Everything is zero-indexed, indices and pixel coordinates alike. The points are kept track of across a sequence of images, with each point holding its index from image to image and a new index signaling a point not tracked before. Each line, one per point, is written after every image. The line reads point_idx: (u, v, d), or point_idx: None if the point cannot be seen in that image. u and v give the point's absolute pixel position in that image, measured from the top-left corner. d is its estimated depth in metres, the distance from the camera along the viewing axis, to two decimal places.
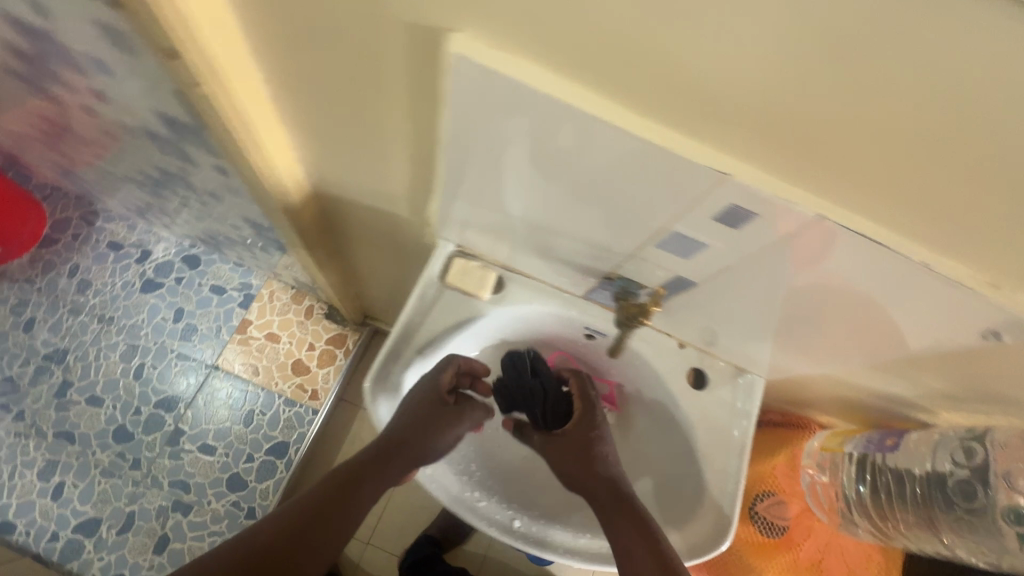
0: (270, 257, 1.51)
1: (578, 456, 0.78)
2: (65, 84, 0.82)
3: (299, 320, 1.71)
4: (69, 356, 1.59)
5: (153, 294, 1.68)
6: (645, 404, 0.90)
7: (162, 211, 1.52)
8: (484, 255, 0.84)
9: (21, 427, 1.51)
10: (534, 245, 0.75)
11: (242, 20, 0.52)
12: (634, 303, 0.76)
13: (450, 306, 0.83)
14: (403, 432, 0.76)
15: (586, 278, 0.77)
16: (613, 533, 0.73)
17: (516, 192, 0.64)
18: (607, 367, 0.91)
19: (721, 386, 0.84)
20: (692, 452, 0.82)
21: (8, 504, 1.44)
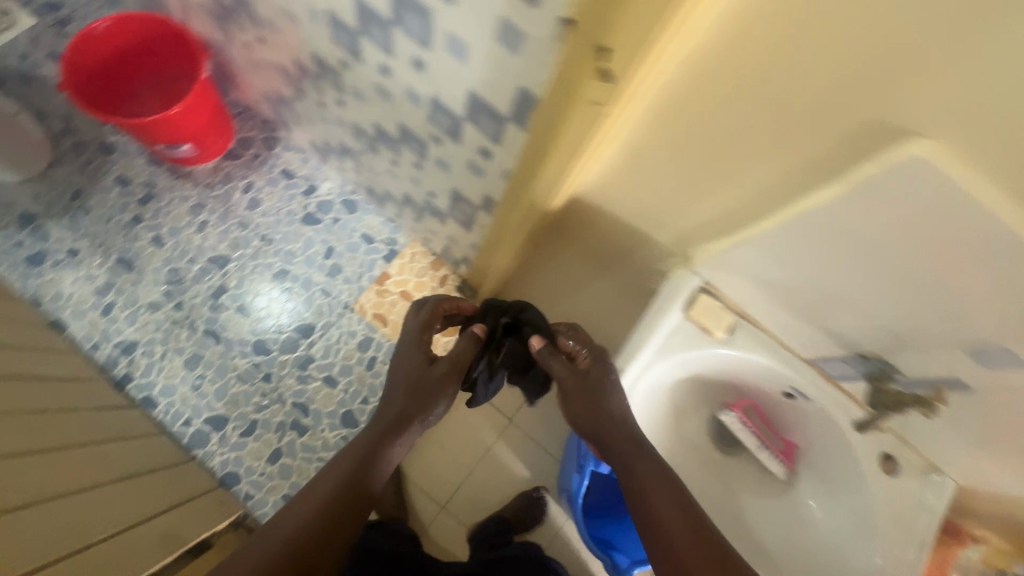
0: (436, 225, 1.59)
1: (585, 390, 0.96)
2: (391, 48, 0.90)
3: (433, 286, 1.78)
4: (230, 264, 1.72)
5: (310, 227, 1.78)
6: (825, 460, 1.20)
7: (348, 157, 1.61)
8: (721, 298, 1.17)
9: (178, 317, 1.65)
10: (811, 317, 1.05)
11: (685, 66, 0.64)
12: (888, 386, 1.00)
13: (689, 331, 1.16)
14: (409, 404, 0.92)
15: (848, 353, 1.04)
16: (636, 471, 0.88)
17: (845, 265, 0.89)
18: (793, 427, 1.25)
19: (911, 476, 1.09)
20: (872, 505, 1.10)
21: (155, 382, 1.59)
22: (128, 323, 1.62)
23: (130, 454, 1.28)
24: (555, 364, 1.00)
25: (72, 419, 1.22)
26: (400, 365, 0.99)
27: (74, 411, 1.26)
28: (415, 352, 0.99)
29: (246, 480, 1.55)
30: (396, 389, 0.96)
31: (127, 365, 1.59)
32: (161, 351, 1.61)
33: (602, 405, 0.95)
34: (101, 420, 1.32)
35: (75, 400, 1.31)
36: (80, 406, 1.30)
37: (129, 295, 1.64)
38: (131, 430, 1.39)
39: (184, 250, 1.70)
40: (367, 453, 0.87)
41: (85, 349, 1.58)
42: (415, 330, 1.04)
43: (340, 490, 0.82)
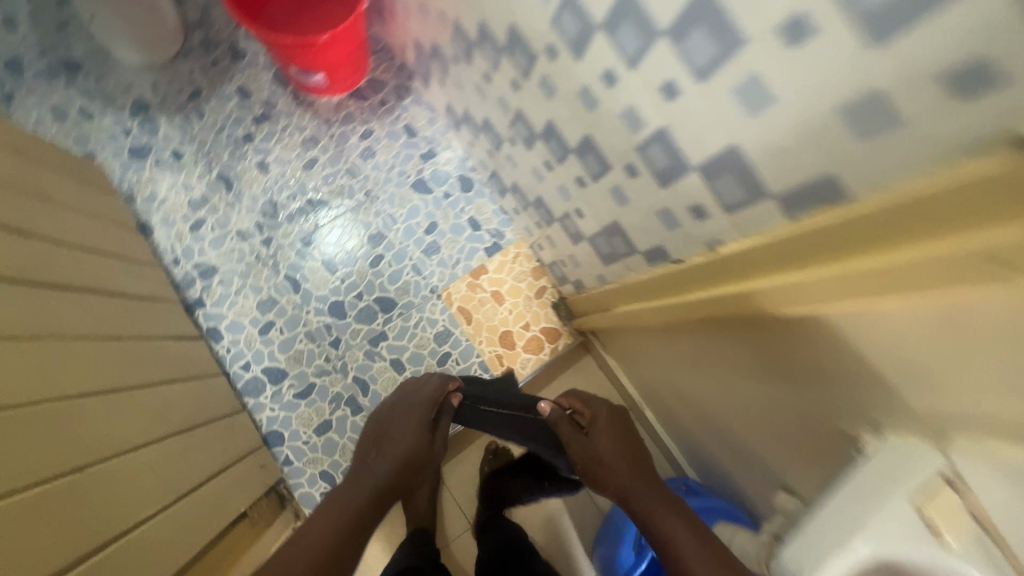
0: (557, 238, 1.41)
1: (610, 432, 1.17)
2: (637, 58, 0.69)
3: (528, 295, 1.63)
4: (328, 213, 1.59)
5: (419, 195, 1.63)
6: None
7: (483, 136, 1.42)
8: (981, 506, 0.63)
9: (264, 253, 1.54)
10: None
11: None
12: None
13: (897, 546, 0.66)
14: (401, 448, 1.21)
15: None
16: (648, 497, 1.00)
17: None
18: None
19: None
20: None
21: (224, 315, 1.49)
22: (213, 245, 1.52)
23: (182, 402, 1.17)
24: (562, 425, 1.20)
25: (134, 354, 1.10)
26: (394, 422, 1.27)
27: (137, 342, 1.14)
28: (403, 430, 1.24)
29: (288, 444, 1.46)
30: (383, 441, 1.23)
31: (202, 290, 1.50)
32: (238, 285, 1.51)
33: (610, 442, 1.13)
34: (163, 354, 1.21)
35: (141, 328, 1.19)
36: (145, 336, 1.19)
37: (221, 216, 1.53)
38: (190, 368, 1.28)
39: (286, 184, 1.58)
40: (370, 488, 1.10)
41: (166, 260, 1.50)
42: (395, 413, 1.30)
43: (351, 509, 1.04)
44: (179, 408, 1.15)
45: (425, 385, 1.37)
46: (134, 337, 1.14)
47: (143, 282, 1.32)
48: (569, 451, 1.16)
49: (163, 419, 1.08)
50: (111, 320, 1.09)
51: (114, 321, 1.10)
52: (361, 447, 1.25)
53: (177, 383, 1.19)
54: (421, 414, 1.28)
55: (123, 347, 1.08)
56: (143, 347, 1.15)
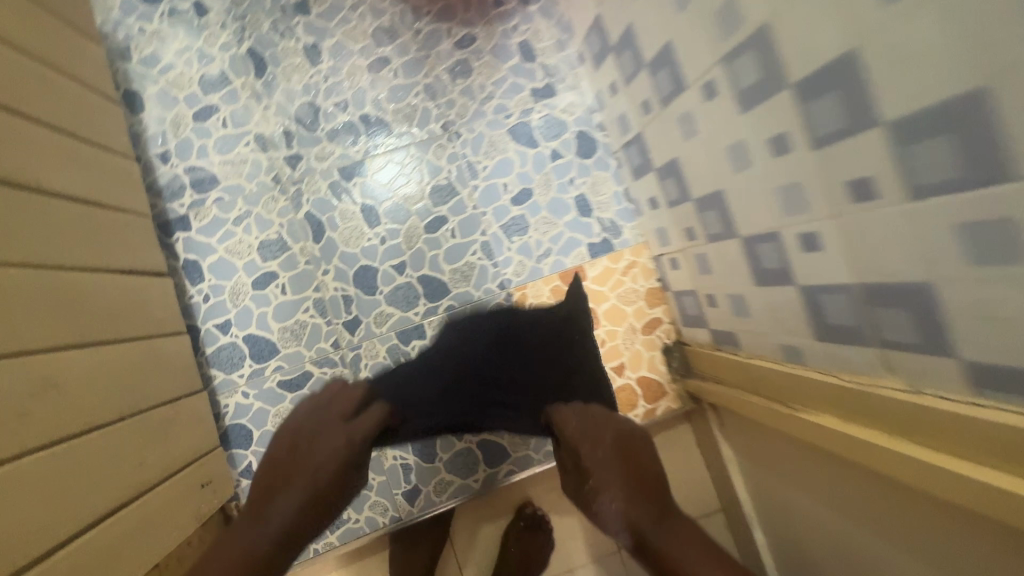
0: (717, 264, 0.89)
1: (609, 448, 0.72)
2: None
3: (631, 325, 1.13)
4: (385, 141, 1.10)
5: (517, 147, 1.13)
6: None
7: (648, 79, 0.90)
8: None
9: (286, 176, 1.07)
10: None
11: None
12: None
13: None
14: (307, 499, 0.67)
15: None
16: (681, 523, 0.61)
17: None
18: None
19: None
20: None
21: (211, 249, 1.04)
22: (220, 148, 1.06)
23: (88, 385, 0.70)
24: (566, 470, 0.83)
25: (20, 294, 0.63)
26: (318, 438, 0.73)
27: (36, 273, 0.67)
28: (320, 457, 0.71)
29: (254, 449, 1.02)
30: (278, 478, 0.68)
31: (190, 206, 1.05)
32: (239, 211, 1.06)
33: (597, 451, 0.72)
34: (84, 297, 0.74)
35: (58, 249, 0.72)
36: (55, 263, 0.71)
37: (240, 109, 1.07)
38: (128, 324, 0.82)
39: (339, 85, 1.10)
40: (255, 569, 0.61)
41: (150, 153, 1.05)
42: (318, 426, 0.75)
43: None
44: (83, 396, 0.68)
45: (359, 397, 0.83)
46: (32, 263, 0.67)
47: (90, 175, 0.85)
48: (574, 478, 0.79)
49: (39, 419, 0.61)
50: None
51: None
52: (259, 466, 0.71)
53: (93, 349, 0.73)
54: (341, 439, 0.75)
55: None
56: (46, 284, 0.68)
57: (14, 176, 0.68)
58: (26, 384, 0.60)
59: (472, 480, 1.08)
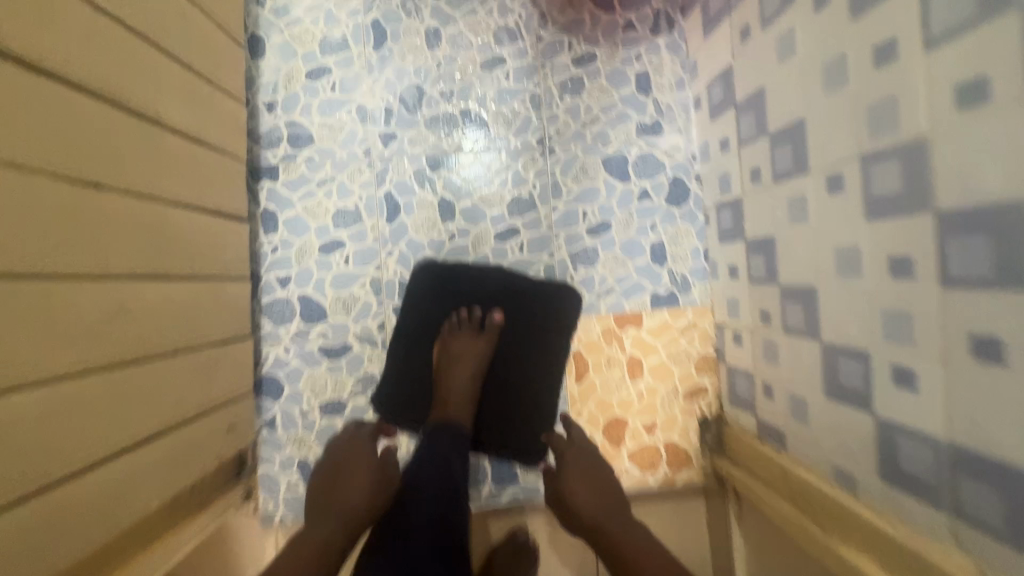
0: (786, 358, 0.85)
1: (593, 466, 0.95)
2: None
3: (674, 387, 1.09)
4: (480, 140, 1.09)
5: (607, 177, 1.10)
6: None
7: (766, 148, 0.85)
8: None
9: (376, 152, 1.08)
10: None
11: None
12: None
13: None
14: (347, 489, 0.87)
15: None
16: (614, 533, 0.85)
17: None
18: None
19: None
20: None
21: (290, 205, 1.07)
22: (323, 110, 1.08)
23: (148, 316, 0.72)
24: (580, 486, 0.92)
25: (104, 219, 0.65)
26: (353, 458, 0.92)
27: (126, 201, 0.69)
28: (347, 482, 0.88)
29: (282, 403, 1.05)
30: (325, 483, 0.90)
31: (281, 158, 1.07)
32: (325, 174, 1.08)
33: (582, 477, 0.93)
34: (164, 231, 0.76)
35: (153, 179, 0.74)
36: (148, 193, 0.73)
37: (352, 75, 1.09)
38: (198, 262, 0.84)
39: (449, 75, 1.09)
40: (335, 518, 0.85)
41: (259, 99, 1.07)
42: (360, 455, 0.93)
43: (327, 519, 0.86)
44: (141, 326, 0.71)
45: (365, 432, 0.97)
46: (125, 191, 0.69)
47: (202, 113, 0.87)
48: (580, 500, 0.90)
49: (96, 344, 0.63)
50: (94, 152, 0.64)
51: (98, 155, 0.64)
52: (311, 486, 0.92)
53: (160, 283, 0.75)
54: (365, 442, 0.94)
55: (83, 202, 0.62)
56: (132, 212, 0.70)
57: (134, 102, 0.71)
58: (86, 308, 0.62)
59: (474, 494, 1.07)
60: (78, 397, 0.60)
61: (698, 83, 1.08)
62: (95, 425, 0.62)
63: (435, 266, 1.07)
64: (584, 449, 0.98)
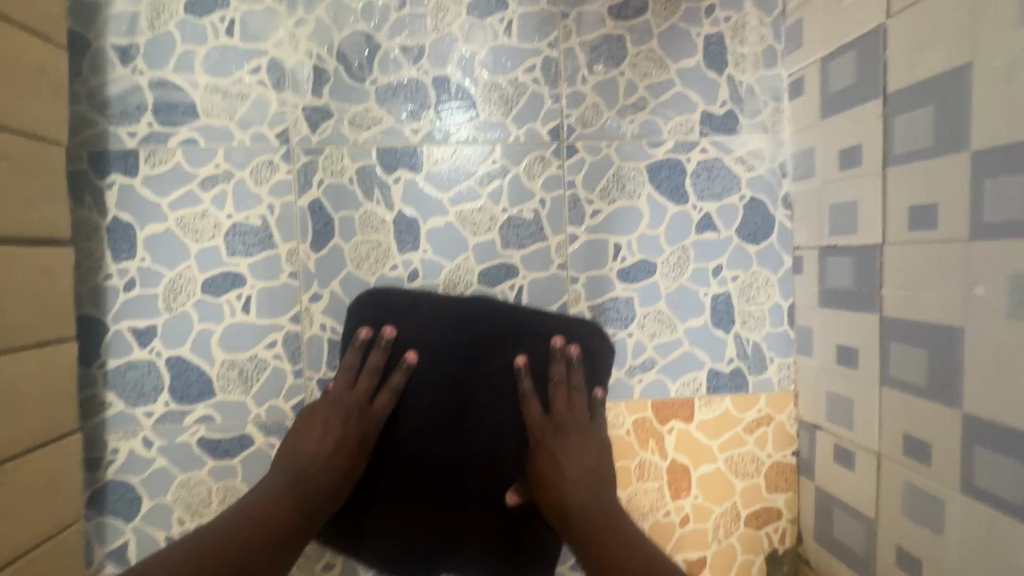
0: (964, 535, 0.50)
1: (585, 442, 0.66)
2: None
3: (735, 508, 0.74)
4: (464, 126, 0.71)
5: (654, 193, 0.72)
6: None
7: (965, 174, 0.48)
8: None
9: (299, 136, 0.69)
10: None
11: None
12: None
13: None
14: (324, 438, 0.62)
15: None
16: (605, 537, 0.59)
17: None
18: None
19: None
20: None
21: (157, 214, 0.68)
22: (213, 64, 0.68)
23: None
24: (575, 446, 0.65)
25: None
26: (339, 402, 0.65)
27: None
28: (314, 445, 0.62)
29: (137, 525, 0.68)
30: (307, 424, 0.64)
31: (143, 138, 0.67)
32: (215, 168, 0.68)
33: (583, 449, 0.65)
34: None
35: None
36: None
37: (262, 11, 0.68)
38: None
39: (419, 21, 0.70)
40: (306, 470, 0.61)
41: (107, 41, 0.66)
42: (335, 410, 0.64)
43: (286, 502, 0.59)
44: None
45: (366, 357, 0.67)
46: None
47: None
48: (568, 455, 0.65)
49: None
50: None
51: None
52: (296, 421, 0.65)
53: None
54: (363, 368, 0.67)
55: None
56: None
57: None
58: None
59: None
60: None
61: (802, 57, 0.70)
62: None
63: (391, 295, 0.69)
64: (565, 419, 0.67)
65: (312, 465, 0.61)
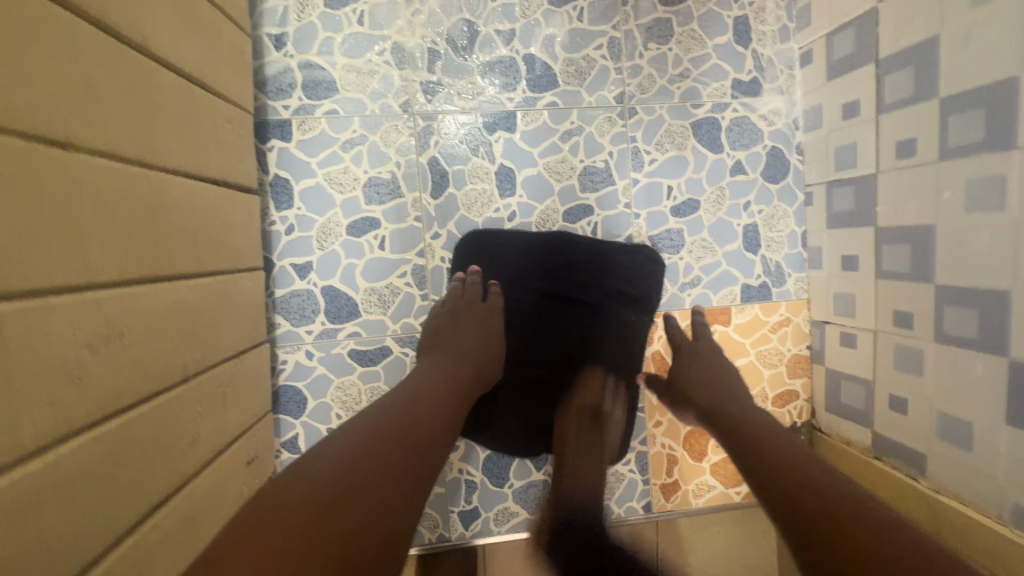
0: (935, 371, 0.71)
1: (712, 361, 0.82)
2: None
3: (764, 391, 0.95)
4: (548, 94, 0.88)
5: (698, 145, 0.92)
6: None
7: (936, 114, 0.69)
8: None
9: (418, 105, 0.86)
10: None
11: None
12: None
13: None
14: (463, 335, 0.78)
15: None
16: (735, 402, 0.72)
17: None
18: None
19: None
20: None
21: (309, 172, 0.84)
22: (348, 47, 0.84)
23: (131, 336, 0.48)
24: (696, 355, 0.83)
25: (54, 200, 0.40)
26: (464, 314, 0.82)
27: (93, 165, 0.44)
28: (461, 342, 0.77)
29: (304, 421, 0.85)
30: (449, 326, 0.79)
31: (295, 109, 0.83)
32: (353, 133, 0.85)
33: (711, 361, 0.82)
34: (154, 211, 0.52)
35: (133, 133, 0.49)
36: (124, 153, 0.48)
37: (387, 4, 0.84)
38: (202, 252, 0.61)
39: (510, 9, 0.87)
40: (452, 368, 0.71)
41: (263, 31, 0.82)
42: (460, 310, 0.82)
43: (443, 383, 0.67)
44: (129, 356, 0.48)
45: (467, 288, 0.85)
46: (92, 150, 0.44)
47: (208, 43, 0.63)
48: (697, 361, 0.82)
49: (51, 403, 0.40)
50: (24, 82, 0.38)
51: (32, 86, 0.38)
52: (433, 332, 0.78)
53: (147, 288, 0.51)
54: (468, 289, 0.85)
55: (14, 159, 0.37)
56: (101, 184, 0.45)
57: (101, 9, 0.45)
58: (20, 349, 0.37)
59: None
60: (26, 497, 0.37)
61: (811, 34, 0.89)
62: (60, 522, 0.40)
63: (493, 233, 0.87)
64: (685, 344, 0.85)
65: (458, 351, 0.75)
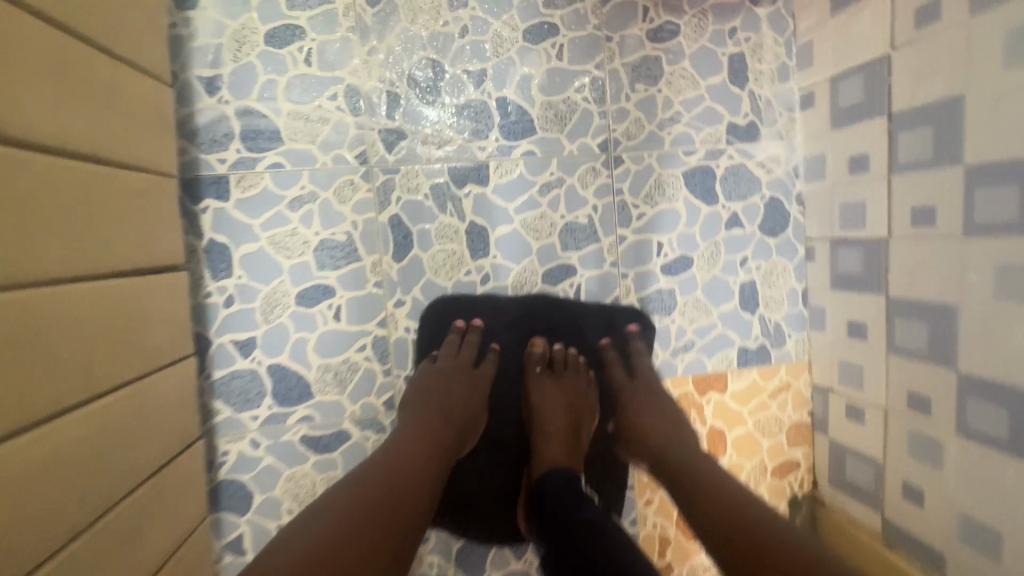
0: (955, 467, 0.64)
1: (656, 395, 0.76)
2: None
3: (762, 463, 0.87)
4: (525, 142, 0.79)
5: (691, 196, 0.83)
6: None
7: (959, 184, 0.61)
8: None
9: (376, 157, 0.75)
10: None
11: None
12: None
13: None
14: (439, 400, 0.71)
15: None
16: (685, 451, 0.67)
17: None
18: None
19: None
20: None
21: (250, 235, 0.73)
22: (294, 92, 0.73)
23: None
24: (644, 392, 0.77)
25: None
26: (447, 376, 0.74)
27: None
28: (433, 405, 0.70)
29: (250, 518, 0.75)
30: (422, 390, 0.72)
31: (233, 163, 0.72)
32: (301, 190, 0.74)
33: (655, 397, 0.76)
34: (24, 340, 0.41)
35: None
36: None
37: (338, 41, 0.73)
38: (103, 366, 0.50)
39: (480, 47, 0.77)
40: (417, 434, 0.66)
41: (193, 73, 0.71)
42: (450, 372, 0.75)
43: (406, 454, 0.63)
44: None
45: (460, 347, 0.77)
46: None
47: (110, 108, 0.52)
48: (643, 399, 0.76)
49: None
50: None
51: None
52: (411, 394, 0.72)
53: (13, 442, 0.40)
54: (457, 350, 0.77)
55: None
56: None
57: None
58: None
59: None
60: None
61: (813, 75, 0.81)
62: None
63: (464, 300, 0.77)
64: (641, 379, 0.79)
65: (431, 416, 0.69)
